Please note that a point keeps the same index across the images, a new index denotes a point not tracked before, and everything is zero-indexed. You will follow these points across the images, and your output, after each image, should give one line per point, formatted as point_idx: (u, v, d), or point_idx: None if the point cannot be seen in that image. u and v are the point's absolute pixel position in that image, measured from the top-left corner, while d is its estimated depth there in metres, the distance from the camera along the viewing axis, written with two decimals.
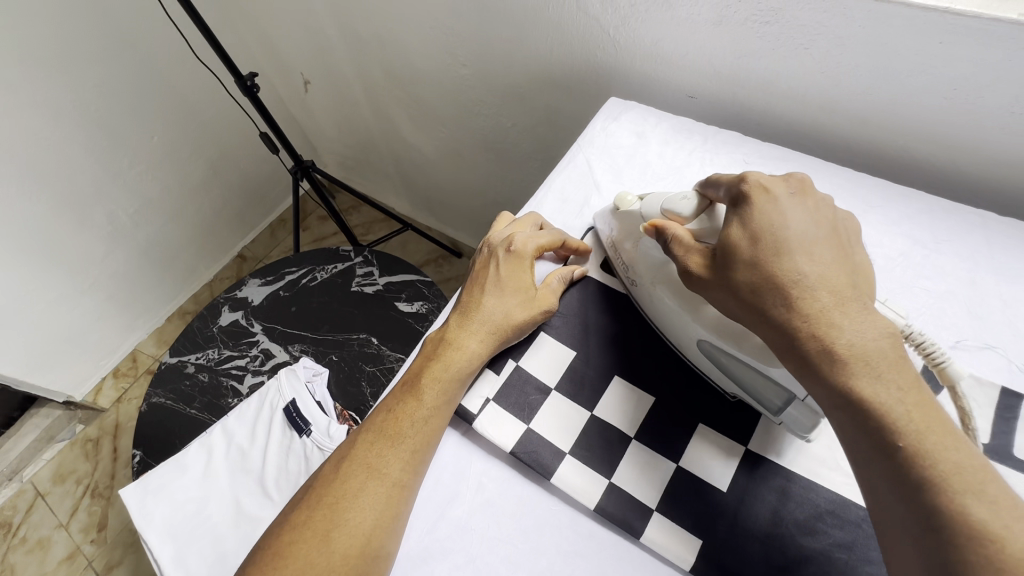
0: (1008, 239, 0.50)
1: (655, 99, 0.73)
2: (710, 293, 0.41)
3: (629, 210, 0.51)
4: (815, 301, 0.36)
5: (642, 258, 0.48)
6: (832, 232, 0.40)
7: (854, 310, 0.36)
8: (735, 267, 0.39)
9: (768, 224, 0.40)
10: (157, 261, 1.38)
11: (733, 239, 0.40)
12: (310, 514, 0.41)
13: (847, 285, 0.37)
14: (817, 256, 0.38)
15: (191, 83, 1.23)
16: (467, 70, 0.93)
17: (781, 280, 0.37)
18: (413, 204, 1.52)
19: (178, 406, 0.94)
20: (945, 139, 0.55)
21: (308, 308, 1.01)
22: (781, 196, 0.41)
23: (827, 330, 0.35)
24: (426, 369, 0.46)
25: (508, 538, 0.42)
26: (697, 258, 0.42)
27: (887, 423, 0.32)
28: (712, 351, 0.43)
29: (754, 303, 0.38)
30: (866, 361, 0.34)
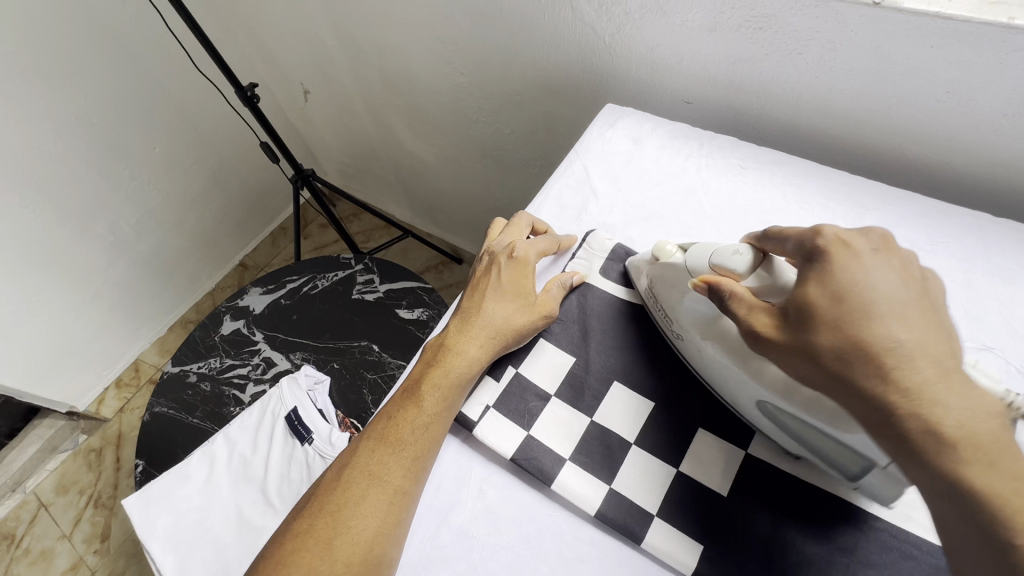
0: (1004, 241, 0.50)
1: (652, 105, 0.73)
2: (785, 359, 0.36)
3: (671, 261, 0.47)
4: (914, 371, 0.32)
5: (689, 312, 0.44)
6: (923, 294, 0.35)
7: (960, 385, 0.31)
8: (816, 331, 0.35)
9: (850, 282, 0.35)
10: (158, 271, 1.38)
11: (812, 298, 0.36)
12: (311, 523, 0.41)
13: (949, 355, 0.33)
14: (910, 322, 0.34)
15: (191, 93, 1.24)
16: (464, 78, 0.94)
17: (873, 348, 0.33)
18: (414, 212, 1.52)
19: (181, 415, 0.95)
20: (941, 141, 0.55)
21: (309, 315, 1.02)
22: (863, 253, 0.36)
23: (932, 407, 0.31)
24: (427, 376, 0.46)
25: (510, 545, 0.42)
26: (764, 318, 0.38)
27: (1003, 520, 0.28)
28: (778, 415, 0.40)
29: (838, 371, 0.34)
30: (978, 446, 0.30)
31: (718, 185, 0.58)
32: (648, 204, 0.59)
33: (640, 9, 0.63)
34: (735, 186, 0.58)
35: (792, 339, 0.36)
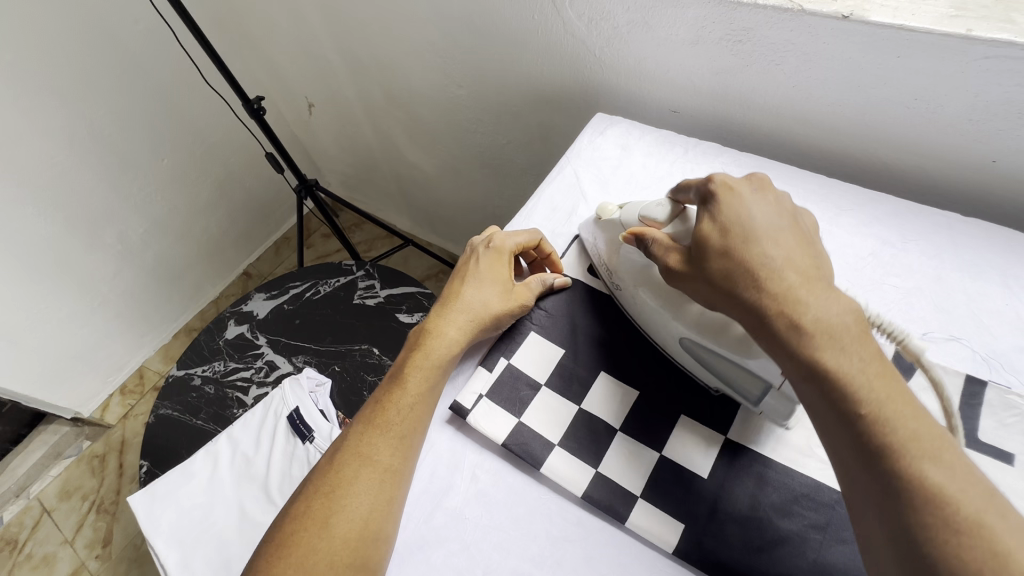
0: (972, 238, 0.52)
1: (641, 115, 0.77)
2: (693, 287, 0.43)
3: (611, 217, 0.55)
4: (782, 281, 0.38)
5: (628, 261, 0.51)
6: (798, 225, 0.42)
7: (822, 291, 0.37)
8: (711, 259, 0.41)
9: (733, 215, 0.42)
10: (164, 278, 1.41)
11: (706, 234, 0.42)
12: (308, 503, 0.43)
13: (813, 268, 0.39)
14: (784, 244, 0.40)
15: (200, 107, 1.28)
16: (463, 90, 0.98)
17: (750, 265, 0.39)
18: (415, 221, 1.55)
19: (186, 417, 0.97)
20: (911, 146, 0.58)
21: (311, 321, 1.04)
22: (746, 191, 0.43)
23: (795, 305, 0.37)
24: (410, 359, 0.49)
25: (501, 523, 0.44)
26: (675, 257, 0.44)
27: (851, 394, 0.33)
28: (697, 350, 0.46)
29: (728, 288, 0.40)
30: (832, 335, 0.35)
31: None
32: None
33: (628, 24, 0.66)
34: None
35: (692, 269, 0.43)
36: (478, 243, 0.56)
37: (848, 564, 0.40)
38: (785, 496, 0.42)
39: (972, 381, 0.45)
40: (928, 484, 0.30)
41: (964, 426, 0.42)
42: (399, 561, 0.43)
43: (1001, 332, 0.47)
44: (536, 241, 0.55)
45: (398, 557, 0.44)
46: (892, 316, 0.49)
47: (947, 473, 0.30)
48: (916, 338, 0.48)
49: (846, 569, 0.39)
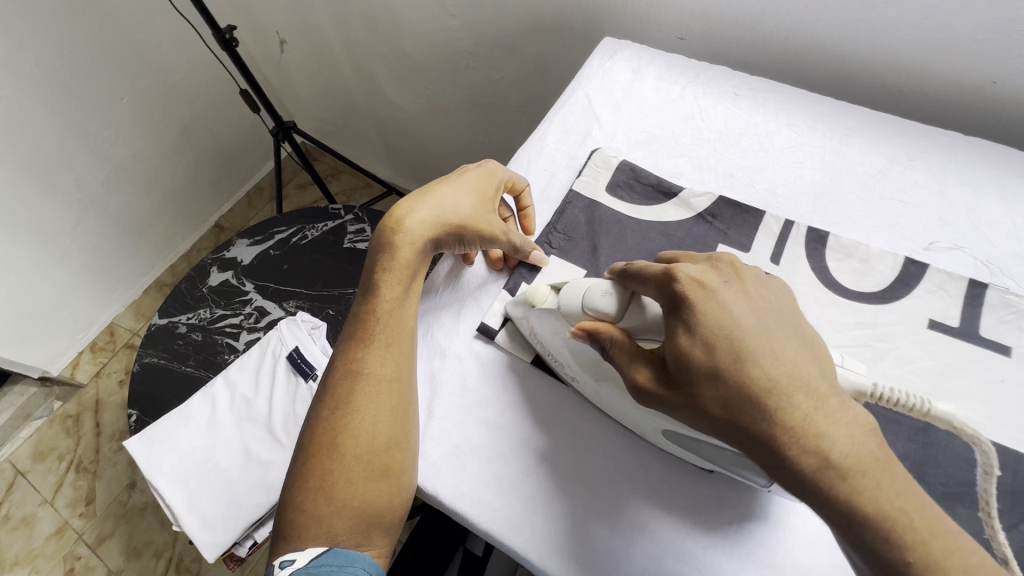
0: (972, 155, 0.55)
1: (646, 41, 0.75)
2: (683, 415, 0.35)
3: (546, 305, 0.45)
4: (795, 406, 0.32)
5: (576, 354, 0.44)
6: (779, 317, 0.36)
7: (836, 411, 0.32)
8: (700, 384, 0.34)
9: (718, 324, 0.35)
10: (130, 230, 1.33)
11: (686, 349, 0.35)
12: (317, 426, 0.45)
13: (820, 378, 0.34)
14: (778, 351, 0.34)
15: (161, 40, 1.18)
16: (456, 21, 0.93)
17: (754, 392, 0.33)
18: (396, 170, 1.49)
19: (174, 365, 0.94)
20: (918, 69, 0.59)
21: (301, 266, 1.01)
22: (719, 288, 0.37)
23: (815, 441, 0.31)
24: (383, 266, 0.48)
25: (535, 430, 0.45)
26: (644, 369, 0.38)
27: (894, 541, 0.29)
28: (679, 436, 0.40)
29: (732, 422, 0.33)
30: (864, 470, 0.31)
31: (716, 111, 0.61)
32: (649, 129, 0.61)
33: None
34: (731, 113, 0.61)
35: (679, 392, 0.35)
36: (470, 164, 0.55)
37: None
38: None
39: (974, 285, 0.47)
40: None
41: (968, 324, 0.45)
42: (433, 466, 0.44)
43: (999, 242, 0.50)
44: (522, 186, 0.55)
45: (428, 462, 0.44)
46: (899, 229, 0.52)
47: None
48: (922, 248, 0.50)
49: None
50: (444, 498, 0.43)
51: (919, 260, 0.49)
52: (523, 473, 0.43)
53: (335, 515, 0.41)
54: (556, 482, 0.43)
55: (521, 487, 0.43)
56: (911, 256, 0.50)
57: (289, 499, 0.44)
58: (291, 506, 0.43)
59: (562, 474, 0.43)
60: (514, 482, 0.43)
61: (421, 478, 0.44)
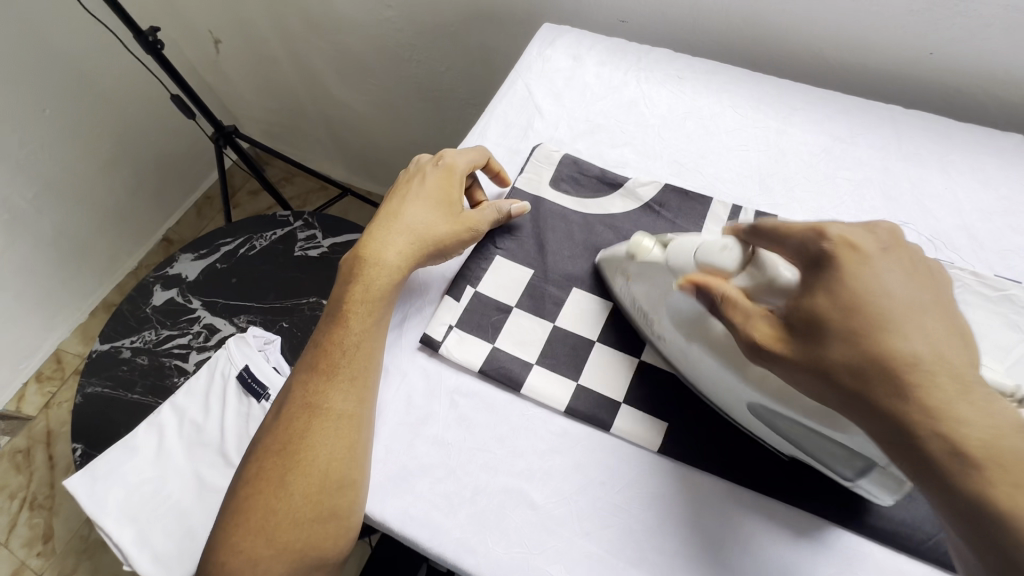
0: (913, 128, 0.55)
1: (588, 27, 0.72)
2: (798, 378, 0.34)
3: (649, 258, 0.43)
4: (934, 385, 0.30)
5: (675, 312, 0.41)
6: (937, 296, 0.33)
7: (979, 400, 0.30)
8: (833, 346, 0.32)
9: (867, 289, 0.33)
10: (68, 250, 1.25)
11: (822, 309, 0.33)
12: (263, 462, 0.42)
13: (971, 368, 0.31)
14: (931, 329, 0.32)
15: (83, 45, 1.10)
16: (393, 12, 0.89)
17: (886, 359, 0.31)
18: (350, 170, 1.44)
19: (119, 393, 0.88)
20: (855, 42, 0.58)
21: (250, 278, 0.96)
22: (873, 252, 0.34)
23: (951, 425, 0.29)
24: (349, 294, 0.45)
25: (486, 443, 0.43)
26: (765, 327, 0.35)
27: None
28: (773, 416, 0.38)
29: (859, 391, 0.31)
30: (1005, 464, 0.28)
31: (659, 96, 0.59)
32: (592, 118, 0.59)
33: None
34: (674, 97, 0.59)
35: (803, 352, 0.33)
36: (427, 159, 0.52)
37: None
38: None
39: None
40: None
41: None
42: (380, 493, 0.42)
43: (943, 216, 0.50)
44: (485, 159, 0.52)
45: (377, 489, 0.42)
46: (845, 208, 0.51)
47: None
48: None
49: None
50: (392, 524, 0.41)
51: None
52: (476, 490, 0.41)
53: (272, 558, 0.39)
54: (510, 497, 0.41)
55: (473, 505, 0.41)
56: None
57: (226, 537, 0.41)
58: (228, 547, 0.40)
59: (515, 488, 0.41)
60: (465, 500, 0.41)
61: (369, 507, 0.41)
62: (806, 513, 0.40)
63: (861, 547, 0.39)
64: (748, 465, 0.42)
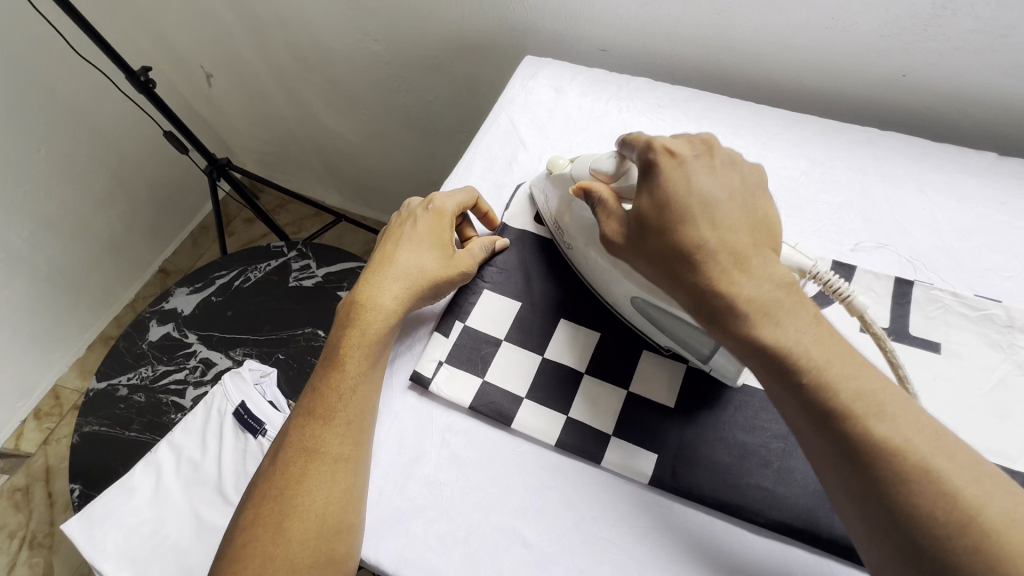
0: (890, 150, 0.56)
1: (571, 56, 0.74)
2: (633, 262, 0.42)
3: (561, 173, 0.51)
4: (714, 256, 0.38)
5: (574, 220, 0.49)
6: (738, 187, 0.40)
7: (754, 264, 0.37)
8: (647, 238, 0.40)
9: (676, 188, 0.40)
10: (65, 285, 1.26)
11: (643, 209, 0.41)
12: (258, 510, 0.41)
13: (748, 240, 0.38)
14: (721, 214, 0.39)
15: (75, 85, 1.12)
16: (379, 45, 0.91)
17: (684, 244, 0.39)
18: (344, 196, 1.45)
19: (116, 431, 0.88)
20: (830, 67, 0.60)
21: (246, 311, 0.96)
22: (687, 158, 0.41)
23: (732, 285, 0.37)
24: (345, 337, 0.46)
25: (478, 482, 0.43)
26: (616, 224, 0.43)
27: (795, 368, 0.34)
28: (646, 307, 0.45)
29: (665, 269, 0.39)
30: (769, 310, 0.36)
31: (640, 125, 0.61)
32: (575, 149, 0.60)
33: None
34: (655, 125, 0.60)
35: (632, 243, 0.42)
36: (417, 204, 0.53)
37: (811, 468, 0.42)
38: (746, 413, 0.44)
39: (901, 282, 0.48)
40: (875, 443, 0.31)
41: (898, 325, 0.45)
42: (375, 534, 0.42)
43: (922, 237, 0.50)
44: (474, 199, 0.53)
45: (372, 531, 0.42)
46: (826, 231, 0.52)
47: (892, 428, 0.31)
48: (849, 249, 0.51)
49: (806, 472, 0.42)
50: (387, 567, 0.41)
51: (847, 263, 0.49)
52: (469, 529, 0.42)
53: None
54: (503, 535, 0.41)
55: (467, 545, 0.41)
56: (840, 258, 0.50)
57: None
58: None
59: (508, 526, 0.42)
60: (459, 541, 0.41)
61: (365, 550, 0.41)
62: (798, 543, 0.40)
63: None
64: (740, 497, 0.41)
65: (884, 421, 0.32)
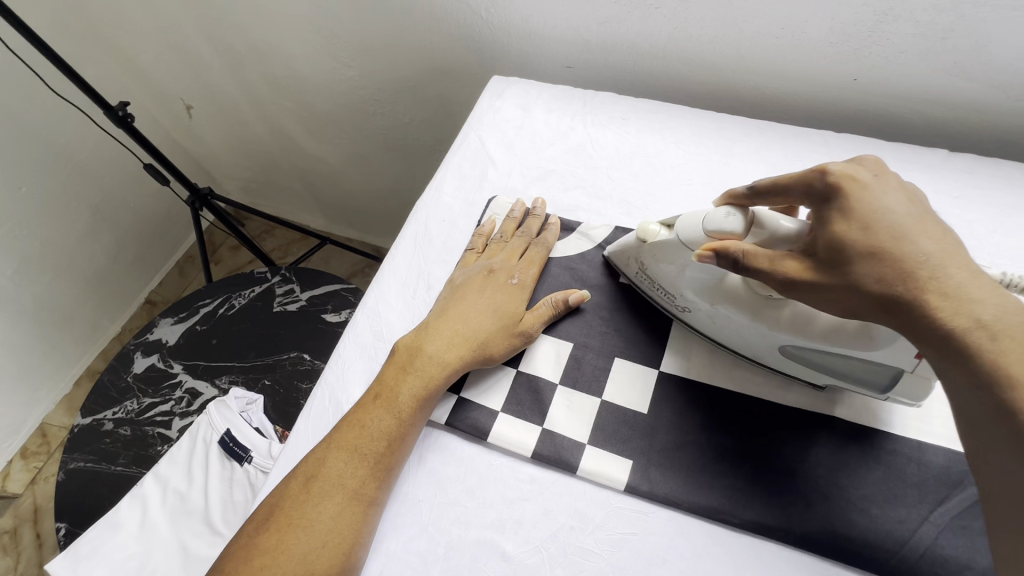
0: (844, 150, 0.57)
1: (538, 75, 0.76)
2: (828, 300, 0.37)
3: (659, 240, 0.46)
4: (945, 281, 0.33)
5: (693, 280, 0.45)
6: (927, 209, 0.37)
7: (986, 287, 0.33)
8: (855, 263, 0.35)
9: (872, 208, 0.36)
10: (49, 322, 1.25)
11: (842, 232, 0.36)
12: (281, 538, 0.40)
13: (970, 262, 0.34)
14: (931, 236, 0.35)
15: (55, 122, 1.13)
16: (354, 71, 0.93)
17: (908, 268, 0.34)
18: (328, 219, 1.46)
19: (102, 467, 0.88)
20: (784, 74, 0.62)
21: (231, 338, 0.96)
22: (871, 179, 0.38)
23: (967, 312, 0.32)
24: (403, 383, 0.46)
25: (456, 497, 0.44)
26: (794, 263, 0.38)
27: None
28: (807, 354, 0.42)
29: (884, 296, 0.34)
30: (1016, 340, 0.31)
31: (605, 138, 0.62)
32: (543, 163, 0.61)
33: None
34: (620, 137, 0.62)
35: (834, 276, 0.36)
36: (503, 261, 0.52)
37: (779, 464, 0.42)
38: (713, 413, 0.45)
39: None
40: None
41: None
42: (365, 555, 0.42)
43: None
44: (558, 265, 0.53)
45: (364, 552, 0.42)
46: None
47: None
48: None
49: (775, 469, 0.42)
50: None
51: None
52: (449, 546, 0.42)
53: None
54: (482, 549, 0.41)
55: (447, 561, 0.41)
56: None
57: None
58: None
59: (487, 540, 0.42)
60: (439, 557, 0.41)
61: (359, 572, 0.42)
62: (774, 541, 0.41)
63: (831, 571, 0.39)
64: (712, 497, 0.42)
65: None
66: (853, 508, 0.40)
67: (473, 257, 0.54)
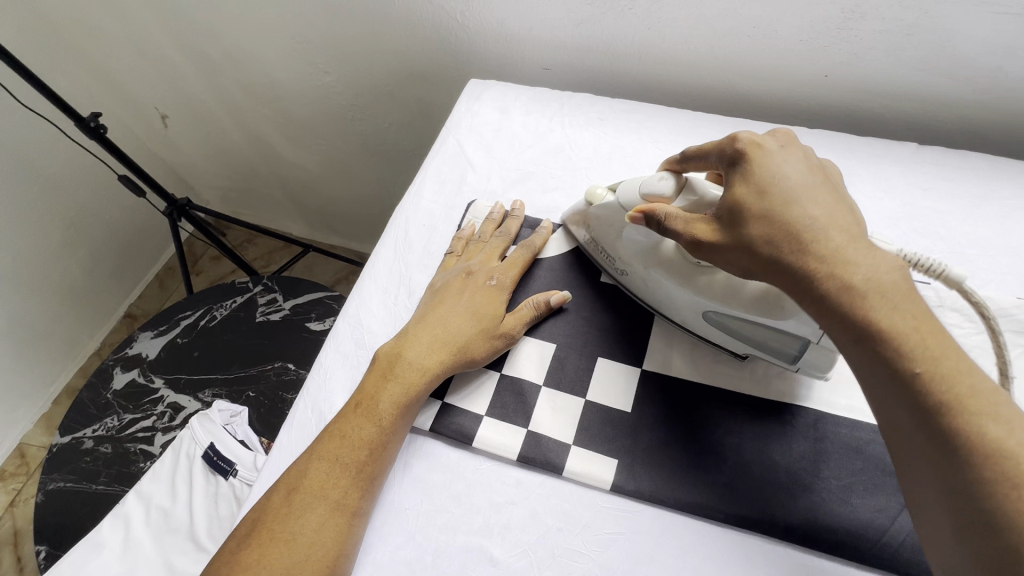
0: (818, 145, 0.58)
1: (516, 77, 0.76)
2: (726, 257, 0.40)
3: (604, 203, 0.50)
4: (827, 241, 0.37)
5: (631, 243, 0.48)
6: (826, 178, 0.41)
7: (864, 248, 0.36)
8: (747, 224, 0.39)
9: (770, 174, 0.40)
10: (24, 340, 1.22)
11: (739, 196, 0.40)
12: (263, 552, 0.39)
13: (854, 225, 0.38)
14: (820, 201, 0.39)
15: (25, 135, 1.10)
16: (331, 77, 0.92)
17: (794, 228, 0.38)
18: (311, 226, 1.45)
19: (83, 486, 0.86)
20: (758, 72, 0.62)
21: (213, 350, 0.95)
22: (775, 148, 0.42)
23: (845, 267, 0.35)
24: (383, 390, 0.45)
25: (442, 504, 0.44)
26: (703, 226, 0.41)
27: (906, 354, 0.33)
28: (727, 320, 0.44)
29: (770, 255, 0.38)
30: (883, 294, 0.34)
31: (584, 139, 0.62)
32: (523, 166, 0.62)
33: None
34: (598, 138, 0.62)
35: (726, 236, 0.40)
36: (481, 264, 0.52)
37: (762, 457, 0.43)
38: (697, 409, 0.45)
39: None
40: (989, 439, 0.30)
41: None
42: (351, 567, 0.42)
43: None
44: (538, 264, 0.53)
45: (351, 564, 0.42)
46: None
47: (1004, 426, 0.30)
48: None
49: (759, 463, 0.43)
50: None
51: None
52: (436, 553, 0.42)
53: None
54: (470, 555, 0.41)
55: (435, 569, 0.41)
56: None
57: None
58: None
59: (475, 545, 0.42)
60: (427, 565, 0.41)
61: None
62: (759, 535, 0.41)
63: (815, 562, 0.40)
64: (698, 493, 0.42)
65: (1003, 417, 0.30)
66: (834, 498, 0.41)
67: (451, 261, 0.54)
